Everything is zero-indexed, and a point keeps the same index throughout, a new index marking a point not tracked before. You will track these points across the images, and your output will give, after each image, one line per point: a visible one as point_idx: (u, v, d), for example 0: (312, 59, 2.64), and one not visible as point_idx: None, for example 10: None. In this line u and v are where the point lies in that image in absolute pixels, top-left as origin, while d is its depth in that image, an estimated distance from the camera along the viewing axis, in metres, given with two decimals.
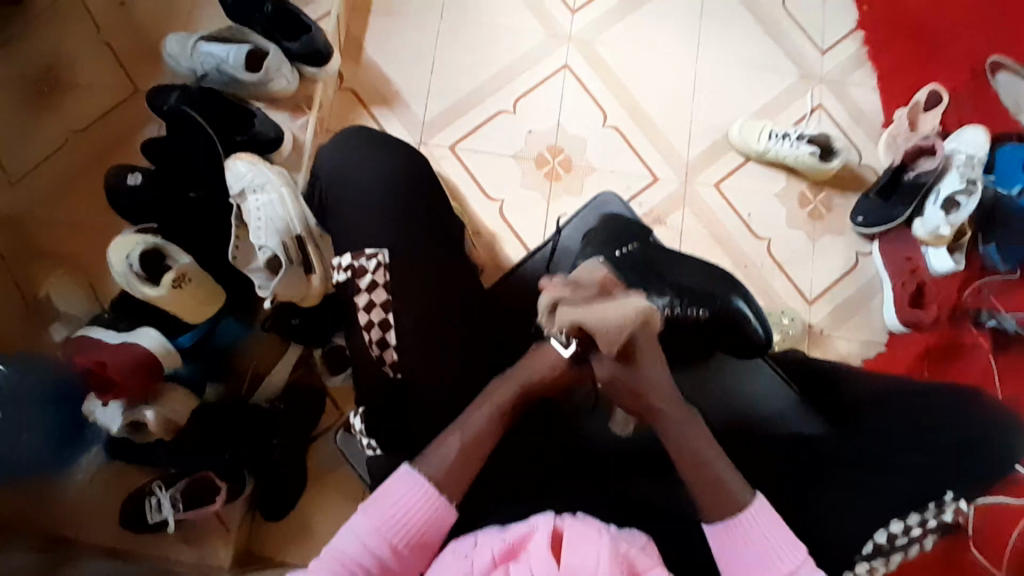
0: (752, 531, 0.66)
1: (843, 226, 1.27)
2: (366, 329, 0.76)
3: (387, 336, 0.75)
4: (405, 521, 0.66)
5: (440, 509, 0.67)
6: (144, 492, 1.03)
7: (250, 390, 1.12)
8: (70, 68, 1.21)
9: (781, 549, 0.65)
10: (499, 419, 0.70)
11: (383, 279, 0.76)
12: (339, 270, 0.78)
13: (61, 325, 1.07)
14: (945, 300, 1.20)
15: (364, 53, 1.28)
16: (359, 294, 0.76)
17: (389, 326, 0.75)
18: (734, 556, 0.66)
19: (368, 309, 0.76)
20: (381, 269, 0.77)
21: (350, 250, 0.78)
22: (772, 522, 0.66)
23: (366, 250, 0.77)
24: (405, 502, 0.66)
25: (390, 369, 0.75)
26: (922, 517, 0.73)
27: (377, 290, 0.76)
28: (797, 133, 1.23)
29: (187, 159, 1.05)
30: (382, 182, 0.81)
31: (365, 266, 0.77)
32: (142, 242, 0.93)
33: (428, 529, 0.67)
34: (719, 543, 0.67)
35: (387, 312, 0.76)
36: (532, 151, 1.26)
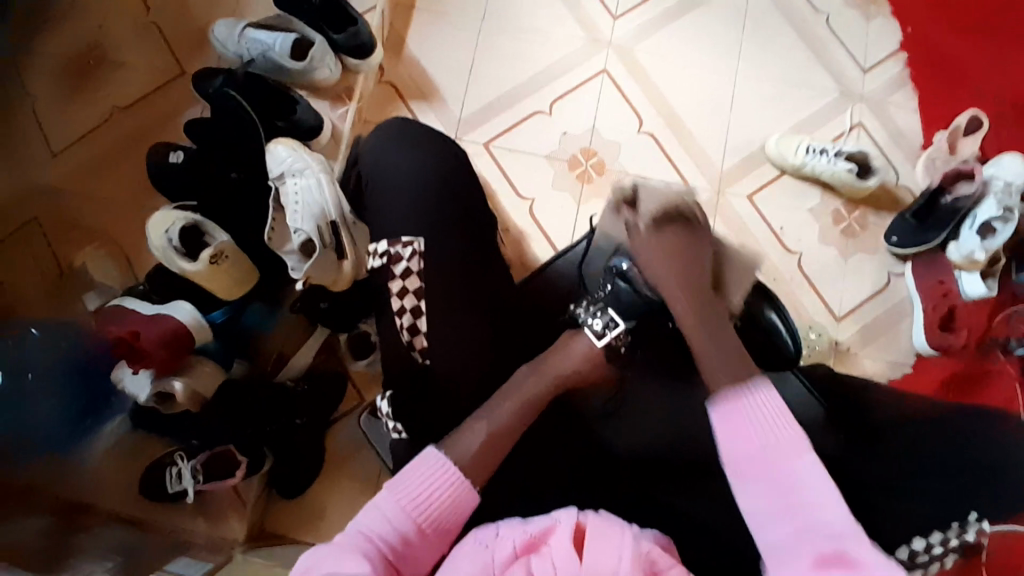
0: (749, 407, 0.69)
1: (876, 245, 1.25)
2: (399, 314, 0.77)
3: (417, 323, 0.76)
4: (431, 501, 0.67)
5: (464, 496, 0.68)
6: (166, 463, 1.06)
7: (275, 368, 1.14)
8: (120, 47, 1.24)
9: (789, 439, 0.66)
10: (526, 410, 0.73)
11: (417, 267, 0.78)
12: (376, 257, 0.80)
13: (95, 295, 1.10)
14: (975, 326, 1.18)
15: (405, 48, 1.30)
16: (392, 281, 0.77)
17: (420, 313, 0.76)
18: (742, 420, 0.68)
19: (401, 295, 0.77)
20: (417, 257, 0.78)
21: (386, 238, 0.80)
22: (773, 406, 0.68)
23: (402, 238, 0.79)
24: (431, 482, 0.67)
25: (421, 355, 0.76)
26: (945, 535, 0.70)
27: (411, 278, 0.77)
28: (835, 149, 1.22)
29: (227, 140, 1.06)
30: (420, 173, 0.82)
31: (401, 254, 0.78)
32: (181, 218, 0.96)
33: (454, 511, 0.67)
34: (723, 426, 0.69)
35: (420, 300, 0.77)
36: (566, 153, 1.27)
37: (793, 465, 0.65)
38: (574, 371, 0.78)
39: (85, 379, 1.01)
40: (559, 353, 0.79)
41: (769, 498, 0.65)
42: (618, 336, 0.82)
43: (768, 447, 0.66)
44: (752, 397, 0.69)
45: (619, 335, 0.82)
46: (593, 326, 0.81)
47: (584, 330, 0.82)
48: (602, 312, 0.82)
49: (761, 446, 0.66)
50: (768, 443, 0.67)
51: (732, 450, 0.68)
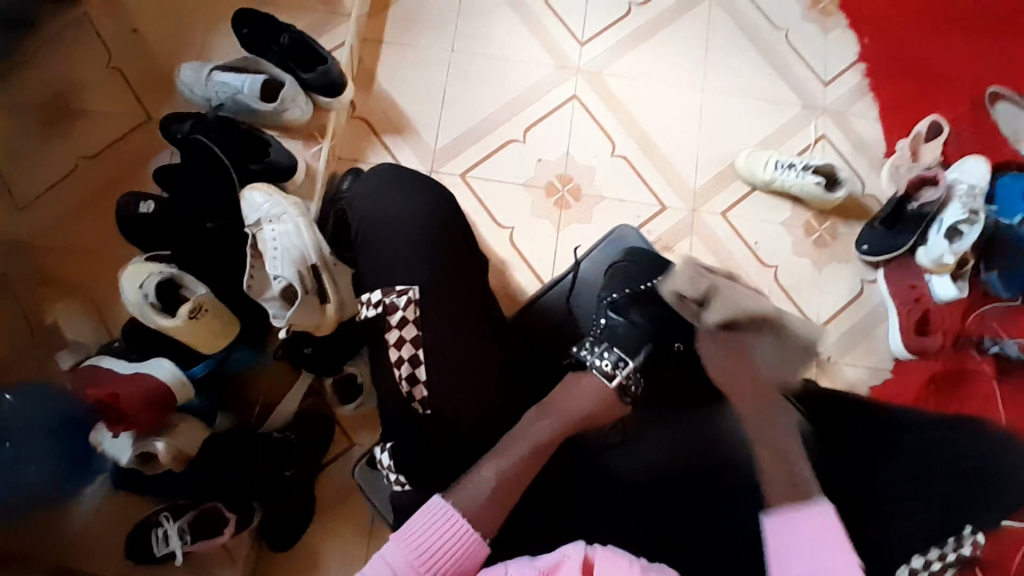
0: (812, 524, 0.66)
1: (848, 254, 1.28)
2: (397, 365, 0.76)
3: (416, 372, 0.75)
4: (439, 553, 0.66)
5: (473, 544, 0.67)
6: (149, 524, 1.01)
7: (259, 419, 1.12)
8: (79, 93, 1.20)
9: (840, 554, 0.64)
10: (534, 455, 0.71)
11: (413, 316, 0.76)
12: (370, 306, 0.78)
13: (68, 353, 1.05)
14: (949, 328, 1.22)
15: (375, 83, 1.29)
16: (389, 331, 0.76)
17: (418, 362, 0.75)
18: (794, 532, 0.66)
19: (397, 346, 0.76)
20: (412, 305, 0.77)
21: (381, 287, 0.79)
22: (828, 526, 0.66)
23: (396, 287, 0.78)
24: (438, 533, 0.66)
25: (419, 406, 0.75)
26: (942, 550, 0.72)
27: (406, 326, 0.76)
28: (803, 163, 1.25)
29: (199, 190, 1.04)
30: (413, 219, 0.82)
31: (396, 303, 0.77)
32: (158, 272, 0.93)
33: (462, 561, 0.66)
34: (773, 535, 0.67)
35: (417, 349, 0.76)
36: (542, 179, 1.27)
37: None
38: (588, 417, 0.77)
39: (69, 437, 0.96)
40: (570, 393, 0.79)
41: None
42: (627, 375, 0.82)
43: (821, 563, 0.64)
44: (815, 514, 0.67)
45: (629, 374, 0.82)
46: (601, 367, 0.82)
47: (591, 369, 0.82)
48: (608, 352, 0.83)
49: (817, 564, 0.64)
50: (820, 559, 0.64)
51: (783, 564, 0.66)
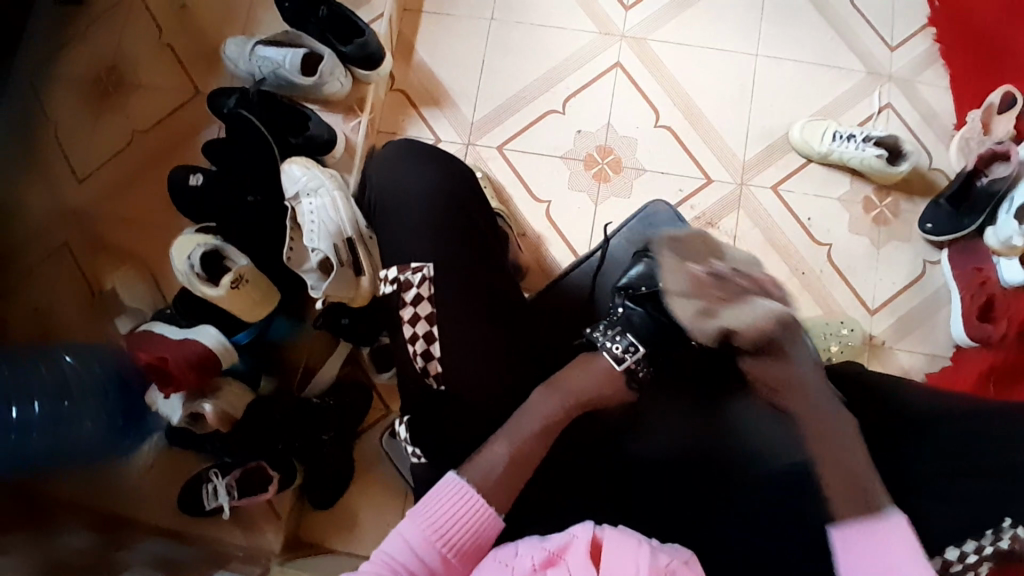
0: (884, 537, 0.66)
1: (909, 232, 1.20)
2: (411, 341, 0.77)
3: (431, 348, 0.76)
4: (455, 528, 0.67)
5: (487, 520, 0.69)
6: (201, 479, 1.09)
7: (300, 385, 1.15)
8: (133, 70, 1.26)
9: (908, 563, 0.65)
10: (544, 432, 0.73)
11: (427, 293, 0.78)
12: (387, 283, 0.80)
13: (126, 317, 1.14)
14: (1018, 317, 1.10)
15: (415, 54, 1.29)
16: (403, 307, 0.78)
17: (432, 339, 0.76)
18: (861, 545, 0.67)
19: (412, 322, 0.77)
20: (426, 283, 0.78)
21: (397, 264, 0.80)
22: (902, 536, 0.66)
23: (411, 264, 0.79)
24: (453, 508, 0.68)
25: (434, 380, 0.76)
26: (978, 543, 0.69)
27: (421, 303, 0.77)
28: (864, 134, 1.17)
29: (245, 163, 1.08)
30: (423, 192, 0.82)
31: (411, 280, 0.78)
32: (203, 243, 0.97)
33: (476, 536, 0.68)
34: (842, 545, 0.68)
35: (432, 325, 0.77)
36: (581, 152, 1.24)
37: None
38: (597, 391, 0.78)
39: (125, 400, 1.03)
40: (577, 372, 0.79)
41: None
42: (636, 360, 0.80)
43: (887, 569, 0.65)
44: (885, 527, 0.67)
45: (639, 360, 0.80)
46: (611, 350, 0.80)
47: (602, 353, 0.81)
48: (621, 336, 0.81)
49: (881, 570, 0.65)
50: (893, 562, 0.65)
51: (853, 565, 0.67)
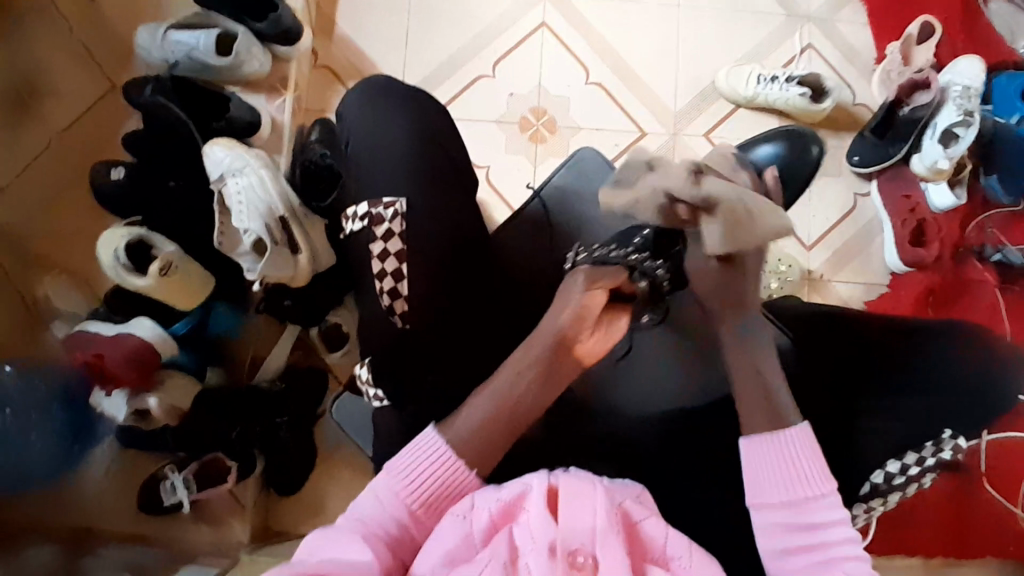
0: (789, 449, 0.67)
1: (839, 168, 1.23)
2: (379, 277, 0.73)
3: (398, 287, 0.72)
4: (428, 483, 0.65)
5: (462, 474, 0.66)
6: (157, 478, 1.07)
7: (250, 373, 1.14)
8: (41, 68, 1.20)
9: (812, 476, 0.66)
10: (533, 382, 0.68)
11: (399, 229, 0.73)
12: (356, 220, 0.76)
13: (61, 324, 1.08)
14: (947, 239, 1.17)
15: (336, 29, 1.26)
16: (374, 243, 0.73)
17: (401, 277, 0.72)
18: (760, 463, 0.67)
19: (381, 258, 0.73)
20: (398, 219, 0.73)
21: (368, 199, 0.75)
22: (803, 446, 0.67)
23: (383, 199, 0.74)
24: (428, 466, 0.65)
25: (400, 319, 0.73)
26: (920, 455, 0.74)
27: (392, 240, 0.73)
28: (786, 75, 1.19)
29: (167, 149, 1.05)
30: (399, 157, 0.75)
31: (382, 215, 0.73)
32: (127, 234, 0.94)
33: (448, 491, 0.65)
34: (749, 455, 0.68)
35: (402, 262, 0.72)
36: (515, 115, 1.24)
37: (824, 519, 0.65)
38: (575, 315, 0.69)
39: (68, 408, 0.99)
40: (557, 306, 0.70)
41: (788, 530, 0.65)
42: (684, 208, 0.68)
43: (794, 495, 0.65)
44: (791, 439, 0.67)
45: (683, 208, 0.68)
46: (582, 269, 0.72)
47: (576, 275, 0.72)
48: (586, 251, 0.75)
49: (790, 491, 0.65)
50: (801, 475, 0.66)
51: (759, 485, 0.67)
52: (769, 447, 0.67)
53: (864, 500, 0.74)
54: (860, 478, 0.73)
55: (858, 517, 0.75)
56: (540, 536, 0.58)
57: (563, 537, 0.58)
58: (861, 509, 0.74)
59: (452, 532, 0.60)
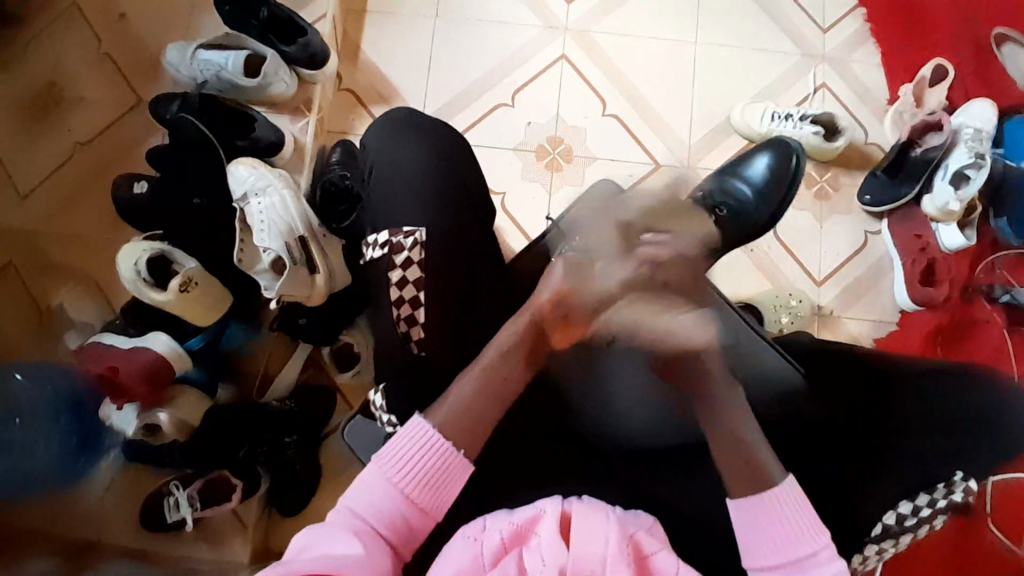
0: (781, 511, 0.66)
1: (849, 206, 1.25)
2: (396, 305, 0.72)
3: (416, 314, 0.72)
4: (419, 467, 0.65)
5: (454, 462, 0.66)
6: (162, 493, 1.06)
7: (261, 391, 1.14)
8: (69, 82, 1.23)
9: (803, 534, 0.65)
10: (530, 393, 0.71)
11: (418, 258, 0.73)
12: (376, 248, 0.75)
13: (74, 333, 1.11)
14: (956, 278, 1.19)
15: (360, 54, 1.29)
16: (392, 271, 0.73)
17: (419, 304, 0.72)
18: (755, 525, 0.66)
19: (399, 286, 0.72)
20: (418, 247, 0.74)
21: (387, 228, 0.75)
22: (793, 506, 0.66)
23: (403, 228, 0.74)
24: (419, 454, 0.65)
25: (416, 346, 0.72)
26: (932, 497, 0.73)
27: (411, 268, 0.73)
28: (800, 113, 1.21)
29: (190, 167, 1.06)
30: (414, 185, 0.77)
31: (402, 244, 0.73)
32: (148, 249, 0.95)
33: (439, 473, 0.65)
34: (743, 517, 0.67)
35: (419, 290, 0.72)
36: (533, 142, 1.26)
37: (818, 569, 0.64)
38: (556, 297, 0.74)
39: (79, 419, 1.01)
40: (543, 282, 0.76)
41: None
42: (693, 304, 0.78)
43: (786, 553, 0.65)
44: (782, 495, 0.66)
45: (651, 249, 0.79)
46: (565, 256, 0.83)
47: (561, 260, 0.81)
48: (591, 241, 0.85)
49: (785, 549, 0.65)
50: (789, 545, 0.65)
51: (753, 549, 0.66)
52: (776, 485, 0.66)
53: (876, 542, 0.72)
54: (874, 518, 0.72)
55: (869, 558, 0.73)
56: (551, 560, 0.57)
57: (573, 561, 0.57)
58: (873, 551, 0.72)
59: (462, 554, 0.59)
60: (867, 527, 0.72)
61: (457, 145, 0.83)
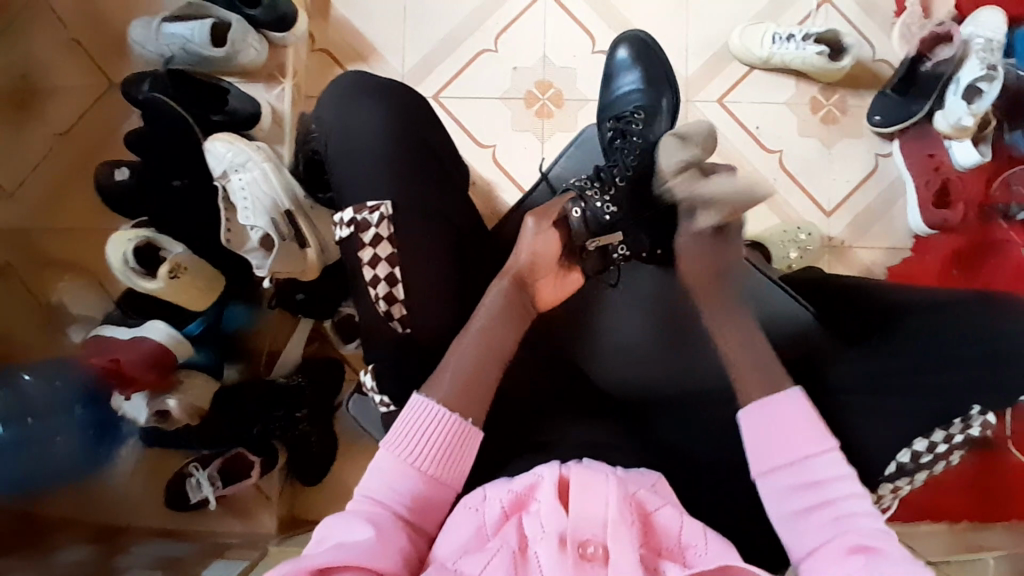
0: (778, 411, 0.66)
1: (860, 128, 1.19)
2: (372, 285, 0.69)
3: (394, 292, 0.69)
4: (428, 446, 0.63)
5: (463, 433, 0.64)
6: (183, 474, 1.08)
7: (268, 367, 1.15)
8: (35, 69, 1.18)
9: (806, 435, 0.65)
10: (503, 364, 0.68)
11: (388, 233, 0.69)
12: (343, 227, 0.70)
13: (77, 326, 1.09)
14: (971, 198, 1.12)
15: (331, 9, 1.22)
16: (363, 250, 0.69)
17: (395, 281, 0.69)
18: (758, 431, 0.67)
19: (373, 265, 0.69)
20: (386, 222, 0.69)
21: (353, 204, 0.71)
22: (800, 409, 0.66)
23: (367, 203, 0.70)
24: (429, 429, 0.63)
25: (399, 325, 0.69)
26: (948, 432, 0.69)
27: (382, 244, 0.69)
28: (803, 33, 1.14)
29: (163, 146, 1.02)
30: (379, 159, 0.71)
31: (369, 220, 0.69)
32: (135, 237, 0.93)
33: (449, 449, 0.64)
34: (749, 423, 0.67)
35: (394, 266, 0.69)
36: (520, 90, 1.20)
37: (827, 475, 0.63)
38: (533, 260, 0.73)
39: (92, 410, 1.00)
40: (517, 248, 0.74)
41: (796, 490, 0.63)
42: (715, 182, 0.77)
43: (791, 455, 0.64)
44: (782, 398, 0.67)
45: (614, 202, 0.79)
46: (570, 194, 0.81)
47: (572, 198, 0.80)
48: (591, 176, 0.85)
49: (787, 451, 0.65)
50: (795, 445, 0.64)
51: (761, 450, 0.66)
52: (807, 449, 0.64)
53: (890, 480, 0.71)
54: (888, 457, 0.70)
55: (885, 495, 0.73)
56: (550, 525, 0.54)
57: (573, 526, 0.54)
58: (887, 489, 0.72)
59: (462, 526, 0.57)
60: (880, 467, 0.70)
61: (427, 107, 0.77)
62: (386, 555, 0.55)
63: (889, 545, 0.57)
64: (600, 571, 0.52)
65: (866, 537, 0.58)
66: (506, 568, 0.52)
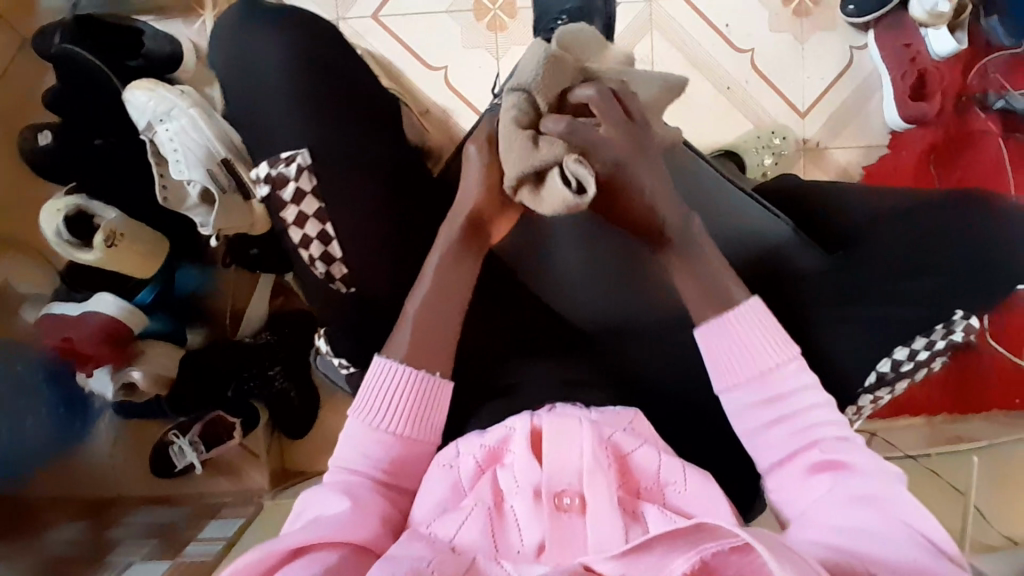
0: (740, 325, 0.62)
1: (833, 19, 1.11)
2: (304, 246, 0.64)
3: (329, 250, 0.64)
4: (395, 409, 0.60)
5: (430, 389, 0.62)
6: (164, 443, 1.07)
7: (234, 328, 1.13)
8: None
9: (768, 345, 0.61)
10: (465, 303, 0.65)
11: (309, 186, 0.63)
12: (260, 184, 0.64)
13: (31, 306, 0.97)
14: (950, 87, 1.08)
15: None
16: (285, 209, 0.63)
17: (328, 238, 0.64)
18: (720, 347, 0.62)
19: (300, 224, 0.63)
20: (304, 174, 0.63)
21: (266, 158, 0.64)
22: (761, 321, 0.62)
23: (281, 155, 0.63)
24: (395, 391, 0.61)
25: (342, 284, 0.65)
26: (930, 338, 0.66)
27: (305, 201, 0.63)
28: None
29: (76, 100, 0.91)
30: (308, 102, 0.64)
31: (285, 174, 0.63)
32: (65, 207, 0.86)
33: (418, 408, 0.61)
34: (708, 344, 0.63)
35: (324, 223, 0.63)
36: (467, 2, 1.10)
37: (789, 386, 0.60)
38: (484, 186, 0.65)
39: (60, 390, 0.97)
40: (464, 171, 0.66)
41: (759, 406, 0.60)
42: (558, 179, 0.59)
43: (752, 370, 0.61)
44: (746, 310, 0.62)
45: None
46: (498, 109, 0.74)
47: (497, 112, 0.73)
48: None
49: (749, 365, 0.61)
50: (761, 356, 0.61)
51: (726, 368, 0.62)
52: (775, 363, 0.60)
53: (870, 391, 0.68)
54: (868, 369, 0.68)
55: (863, 407, 0.70)
56: (524, 480, 0.53)
57: (546, 479, 0.52)
58: (867, 400, 0.69)
59: (439, 484, 0.56)
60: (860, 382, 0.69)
61: None
62: (362, 526, 0.54)
63: (854, 455, 0.56)
64: (577, 521, 0.51)
65: (830, 448, 0.57)
66: (483, 527, 0.51)
